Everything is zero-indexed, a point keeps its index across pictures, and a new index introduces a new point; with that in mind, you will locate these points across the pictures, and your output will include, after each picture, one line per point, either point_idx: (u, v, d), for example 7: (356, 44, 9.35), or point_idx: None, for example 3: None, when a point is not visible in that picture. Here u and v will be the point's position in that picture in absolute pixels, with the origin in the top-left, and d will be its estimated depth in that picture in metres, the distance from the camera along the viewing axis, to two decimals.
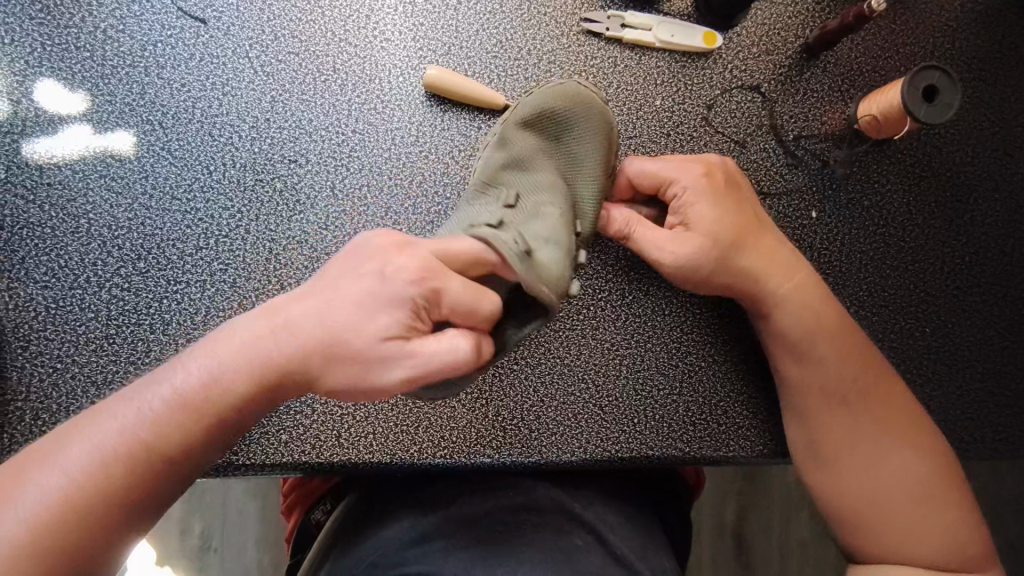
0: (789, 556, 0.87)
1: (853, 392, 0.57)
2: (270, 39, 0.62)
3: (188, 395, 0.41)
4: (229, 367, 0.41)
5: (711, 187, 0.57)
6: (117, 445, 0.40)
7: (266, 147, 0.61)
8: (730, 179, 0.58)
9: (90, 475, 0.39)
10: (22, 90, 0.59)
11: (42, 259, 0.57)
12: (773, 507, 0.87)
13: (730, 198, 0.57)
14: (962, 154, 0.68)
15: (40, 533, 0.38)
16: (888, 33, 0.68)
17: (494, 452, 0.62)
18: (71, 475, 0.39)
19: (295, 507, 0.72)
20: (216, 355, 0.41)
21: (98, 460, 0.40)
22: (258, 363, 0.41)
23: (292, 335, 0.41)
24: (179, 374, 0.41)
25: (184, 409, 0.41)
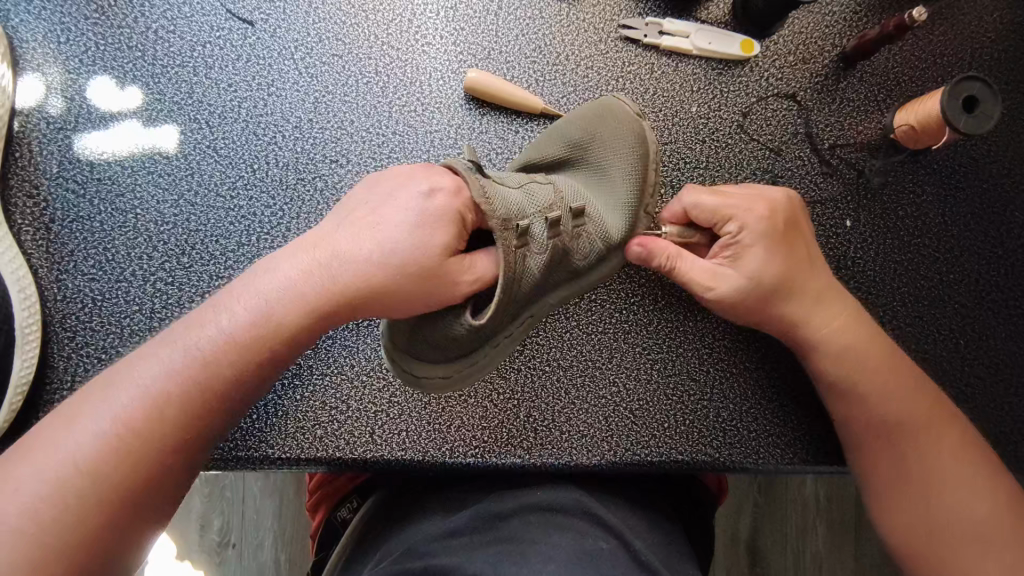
0: (809, 569, 0.86)
1: (903, 433, 0.55)
2: (315, 41, 0.64)
3: (238, 334, 0.44)
4: (274, 304, 0.45)
5: (763, 229, 0.54)
6: (168, 383, 0.43)
7: (309, 147, 0.62)
8: (786, 216, 0.56)
9: (146, 411, 0.42)
10: (76, 88, 0.61)
11: (91, 252, 0.59)
12: (792, 517, 0.86)
13: (775, 240, 0.54)
14: (998, 165, 0.67)
15: (114, 472, 0.41)
16: (926, 43, 0.68)
17: (524, 452, 0.62)
18: (125, 413, 0.42)
19: (320, 505, 0.73)
20: (260, 295, 0.45)
21: (150, 398, 0.42)
22: (308, 294, 0.45)
23: (334, 270, 0.45)
24: (226, 316, 0.45)
25: (237, 347, 0.44)
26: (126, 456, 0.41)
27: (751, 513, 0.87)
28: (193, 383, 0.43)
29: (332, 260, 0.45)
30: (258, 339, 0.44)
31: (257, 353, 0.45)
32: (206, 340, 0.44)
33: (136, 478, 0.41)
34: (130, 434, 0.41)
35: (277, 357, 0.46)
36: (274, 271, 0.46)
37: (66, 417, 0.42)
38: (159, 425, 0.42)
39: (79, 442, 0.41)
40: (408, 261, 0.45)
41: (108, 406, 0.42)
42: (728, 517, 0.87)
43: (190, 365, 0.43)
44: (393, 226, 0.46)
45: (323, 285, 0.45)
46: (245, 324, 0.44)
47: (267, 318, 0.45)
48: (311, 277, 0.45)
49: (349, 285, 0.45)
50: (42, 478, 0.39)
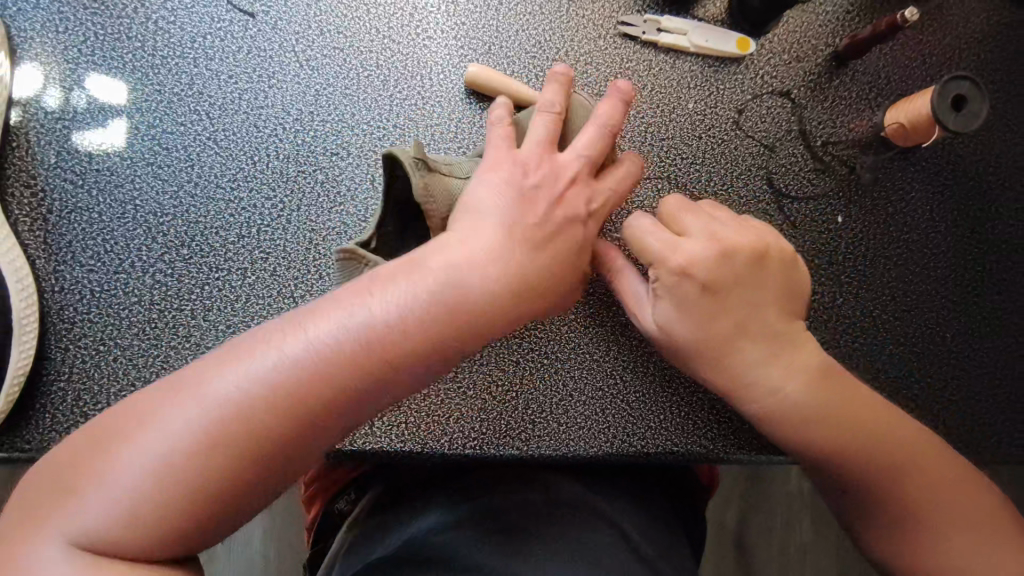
0: (778, 548, 1.02)
1: (871, 450, 0.54)
2: (316, 34, 0.64)
3: (367, 341, 0.42)
4: (391, 306, 0.43)
5: (698, 275, 0.53)
6: (289, 383, 0.41)
7: (310, 139, 0.62)
8: (739, 261, 0.54)
9: (269, 407, 0.40)
10: (74, 78, 0.61)
11: (89, 243, 0.59)
12: (766, 504, 1.02)
13: (711, 288, 0.53)
14: (985, 164, 0.69)
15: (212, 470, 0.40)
16: (916, 43, 0.69)
17: (522, 444, 0.63)
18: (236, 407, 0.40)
19: (316, 498, 0.75)
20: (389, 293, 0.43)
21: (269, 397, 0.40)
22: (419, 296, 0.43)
23: (456, 272, 0.45)
24: (343, 312, 0.43)
25: (368, 355, 0.42)
26: (231, 457, 0.40)
27: (738, 504, 1.02)
28: (308, 386, 0.41)
29: (442, 275, 0.45)
30: (369, 347, 0.42)
31: (376, 366, 0.42)
32: (316, 338, 0.42)
33: (222, 483, 0.40)
34: (220, 443, 0.40)
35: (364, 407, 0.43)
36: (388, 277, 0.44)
37: (170, 393, 0.41)
38: (275, 433, 0.40)
39: (174, 431, 0.40)
40: (479, 297, 0.45)
41: (206, 409, 0.40)
42: (718, 509, 1.02)
43: (307, 366, 0.41)
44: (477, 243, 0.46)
45: (414, 309, 0.43)
46: (359, 326, 0.42)
47: (394, 321, 0.43)
48: (426, 289, 0.44)
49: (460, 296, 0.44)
50: (139, 460, 0.39)
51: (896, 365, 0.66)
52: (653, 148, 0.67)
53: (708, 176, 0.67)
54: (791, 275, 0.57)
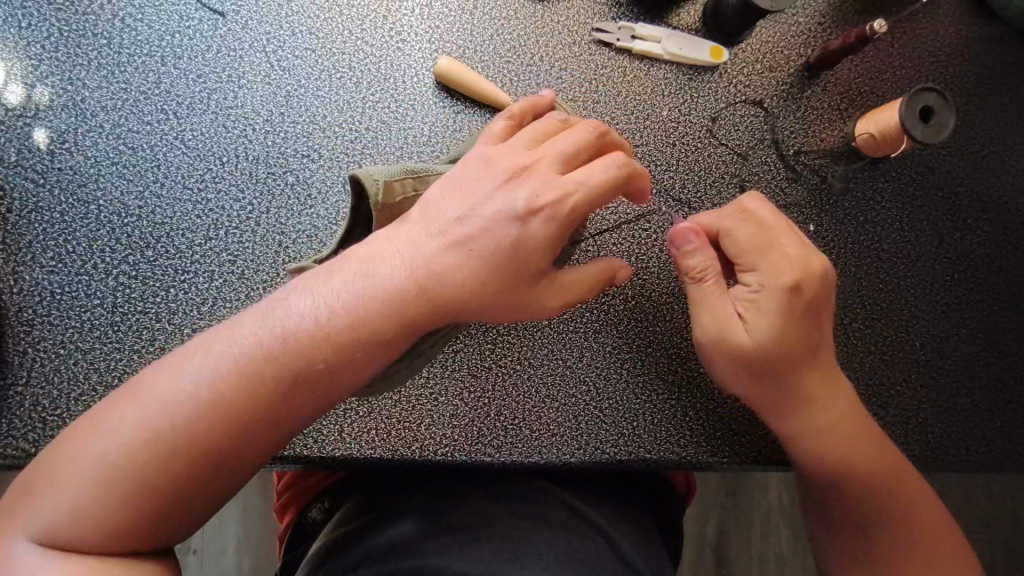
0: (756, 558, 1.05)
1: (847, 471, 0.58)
2: (288, 34, 0.63)
3: (286, 344, 0.46)
4: (314, 312, 0.47)
5: (768, 292, 0.55)
6: (221, 391, 0.45)
7: (280, 141, 0.61)
8: (826, 288, 0.56)
9: (202, 415, 0.45)
10: (36, 75, 0.59)
11: (50, 243, 0.57)
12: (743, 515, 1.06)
13: (784, 299, 0.54)
14: (953, 174, 0.71)
15: (148, 473, 0.44)
16: (887, 55, 0.70)
17: (494, 451, 0.62)
18: (171, 416, 0.45)
19: (289, 507, 0.74)
20: (314, 297, 0.48)
21: (200, 406, 0.45)
22: (341, 299, 0.47)
23: (377, 274, 0.48)
24: (270, 321, 0.47)
25: (294, 360, 0.46)
26: (166, 461, 0.44)
27: (717, 516, 1.06)
28: (238, 386, 0.45)
29: (361, 280, 0.48)
30: (287, 347, 0.46)
31: (305, 367, 0.46)
32: (241, 344, 0.46)
33: (166, 486, 0.44)
34: (154, 447, 0.44)
35: (300, 403, 0.47)
36: (310, 286, 0.48)
37: (108, 412, 0.46)
38: (212, 432, 0.45)
39: (112, 443, 0.44)
40: (403, 298, 0.48)
41: (145, 412, 0.45)
42: (698, 521, 1.06)
43: (233, 369, 0.46)
44: (406, 245, 0.50)
45: (331, 314, 0.47)
46: (277, 332, 0.47)
47: (317, 325, 0.47)
48: (349, 296, 0.47)
49: (387, 289, 0.48)
50: (84, 471, 0.44)
51: (867, 372, 0.66)
52: None
53: (681, 183, 0.67)
54: (783, 246, 0.56)
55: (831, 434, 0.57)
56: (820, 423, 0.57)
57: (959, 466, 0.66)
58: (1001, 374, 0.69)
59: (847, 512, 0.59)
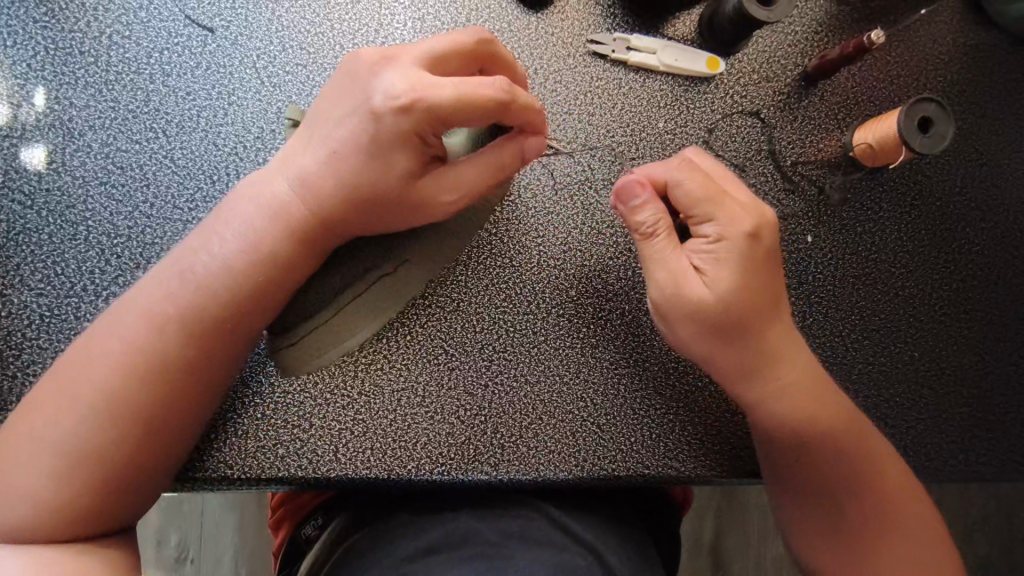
0: (753, 561, 1.05)
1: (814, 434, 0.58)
2: (278, 49, 0.62)
3: (197, 290, 0.52)
4: (220, 259, 0.52)
5: (734, 246, 0.55)
6: (146, 345, 0.50)
7: (271, 158, 0.60)
8: (771, 236, 0.57)
9: (131, 368, 0.50)
10: (22, 94, 0.58)
11: (38, 266, 0.56)
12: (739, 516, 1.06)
13: (748, 250, 0.55)
14: (951, 183, 0.70)
15: (97, 431, 0.49)
16: (884, 64, 0.70)
17: (492, 469, 0.61)
18: (104, 377, 0.49)
19: (284, 522, 0.73)
20: (215, 248, 0.52)
21: (129, 361, 0.50)
22: (245, 245, 0.53)
23: (274, 211, 0.53)
24: (178, 277, 0.52)
25: (208, 305, 0.52)
26: (110, 416, 0.49)
27: (713, 518, 1.06)
28: (162, 338, 0.51)
29: (250, 221, 0.53)
30: (201, 294, 0.52)
31: (222, 308, 0.52)
32: (149, 304, 0.51)
33: (113, 441, 0.49)
34: (95, 408, 0.49)
35: (223, 343, 0.52)
36: (207, 240, 0.53)
37: (48, 389, 0.50)
38: (146, 383, 0.50)
39: (60, 416, 0.49)
40: (295, 225, 0.53)
41: (79, 382, 0.50)
42: (695, 523, 1.06)
43: (150, 325, 0.51)
44: (289, 173, 0.54)
45: (233, 256, 0.52)
46: (180, 285, 0.51)
47: (224, 269, 0.52)
48: (248, 237, 0.53)
49: (291, 220, 0.53)
50: (37, 445, 0.49)
51: (867, 385, 0.66)
52: (624, 168, 0.66)
53: None
54: (734, 197, 0.56)
55: (795, 392, 0.58)
56: (787, 379, 0.58)
57: (959, 477, 0.66)
58: (1000, 384, 0.68)
59: (818, 481, 0.59)
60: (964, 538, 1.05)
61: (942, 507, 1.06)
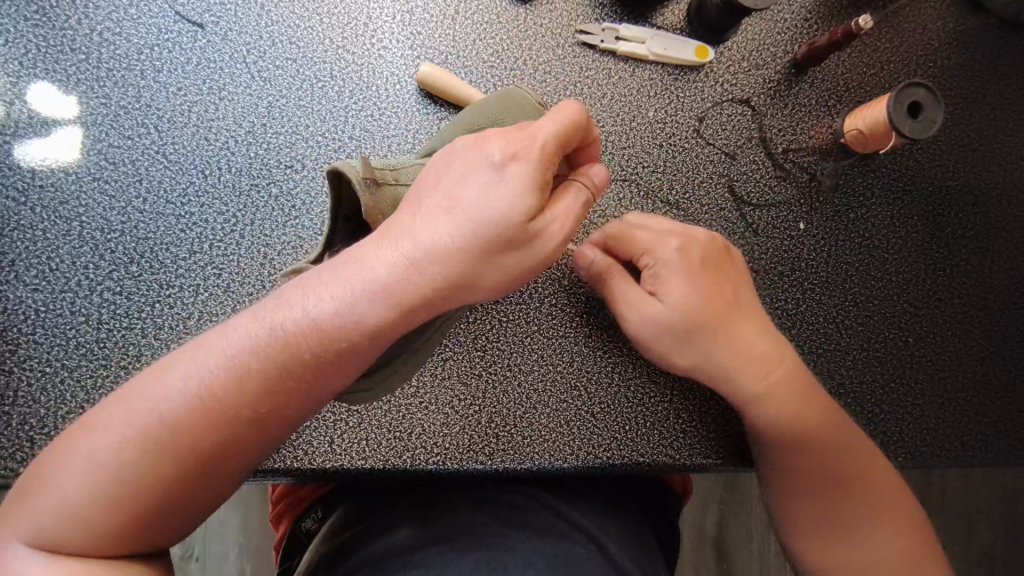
0: (756, 551, 1.06)
1: (801, 455, 0.57)
2: (268, 44, 0.63)
3: (290, 342, 0.44)
4: (320, 311, 0.44)
5: (684, 265, 0.58)
6: (225, 392, 0.43)
7: (262, 152, 0.61)
8: (711, 256, 0.59)
9: (203, 416, 0.43)
10: (14, 92, 0.59)
11: (33, 261, 0.57)
12: (742, 506, 1.06)
13: (692, 270, 0.58)
14: (943, 169, 0.70)
15: (152, 479, 0.42)
16: (873, 50, 0.70)
17: (486, 458, 0.62)
18: (174, 418, 0.42)
19: (283, 515, 0.74)
20: (324, 292, 0.44)
21: (202, 406, 0.43)
22: (348, 301, 0.44)
23: (381, 274, 0.44)
24: (280, 317, 0.44)
25: (297, 362, 0.44)
26: (167, 463, 0.42)
27: (716, 509, 1.06)
28: (240, 387, 0.43)
29: (364, 291, 0.44)
30: (291, 347, 0.44)
31: (308, 369, 0.44)
32: (232, 349, 0.44)
33: (167, 488, 0.43)
34: (155, 450, 0.42)
35: (301, 406, 0.45)
36: (310, 290, 0.44)
37: (116, 409, 0.43)
38: (210, 435, 0.43)
39: (114, 447, 0.42)
40: (414, 302, 0.44)
41: (142, 415, 0.42)
42: (697, 513, 1.06)
43: (229, 376, 0.43)
44: (410, 245, 0.44)
45: (344, 308, 0.44)
46: (269, 334, 0.44)
47: (328, 321, 0.44)
48: (346, 299, 0.44)
49: (400, 288, 0.44)
50: (86, 474, 0.42)
51: (860, 369, 0.66)
52: (614, 158, 0.66)
53: (670, 184, 0.67)
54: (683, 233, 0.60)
55: (785, 394, 0.57)
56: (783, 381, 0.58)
57: (956, 462, 0.66)
58: (995, 368, 0.68)
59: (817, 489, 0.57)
60: (967, 525, 1.05)
61: (944, 494, 1.06)
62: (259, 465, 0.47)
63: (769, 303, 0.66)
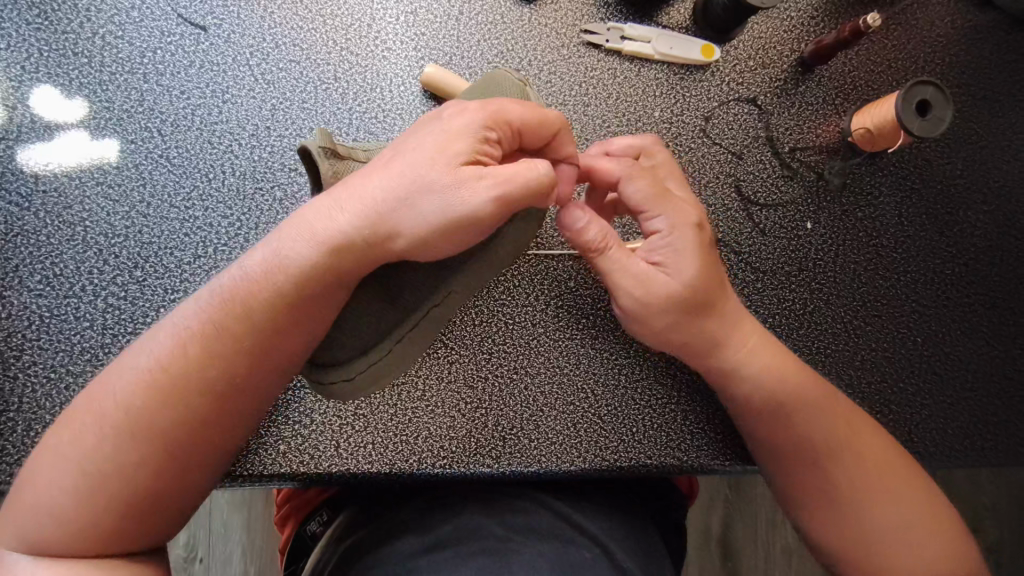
0: (762, 551, 1.05)
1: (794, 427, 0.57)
2: (271, 46, 0.62)
3: (232, 304, 0.46)
4: (255, 271, 0.46)
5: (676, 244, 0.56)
6: (176, 360, 0.45)
7: (266, 155, 0.60)
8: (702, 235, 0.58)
9: (159, 385, 0.44)
10: (17, 97, 0.59)
11: (37, 267, 0.57)
12: (747, 506, 1.06)
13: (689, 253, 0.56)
14: (952, 167, 0.70)
15: (120, 453, 0.44)
16: (880, 48, 0.69)
17: (493, 461, 0.61)
18: (129, 391, 0.44)
19: (289, 519, 0.73)
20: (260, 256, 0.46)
21: (156, 376, 0.45)
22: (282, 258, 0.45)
23: (321, 231, 0.45)
24: (217, 286, 0.46)
25: (239, 320, 0.45)
26: (130, 435, 0.44)
27: (722, 509, 1.05)
28: (191, 354, 0.45)
29: (293, 238, 0.45)
30: (235, 308, 0.45)
31: (257, 327, 0.45)
32: (178, 321, 0.46)
33: (136, 461, 0.44)
34: (118, 424, 0.44)
35: (254, 365, 0.46)
36: (245, 257, 0.47)
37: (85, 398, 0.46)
38: (169, 403, 0.44)
39: (83, 431, 0.44)
40: (343, 245, 0.44)
41: (102, 395, 0.45)
42: (703, 514, 1.05)
43: (177, 344, 0.45)
44: (348, 197, 0.45)
45: (275, 266, 0.45)
46: (209, 299, 0.46)
47: (263, 279, 0.45)
48: (278, 255, 0.46)
49: (340, 242, 0.44)
50: (61, 461, 0.44)
51: (869, 370, 0.65)
52: None
53: None
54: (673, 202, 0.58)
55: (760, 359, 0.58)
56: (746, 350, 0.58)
57: (966, 462, 0.65)
58: (1004, 368, 0.68)
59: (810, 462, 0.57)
60: (975, 523, 1.05)
61: (952, 492, 1.06)
62: (232, 435, 0.48)
63: (778, 303, 0.65)
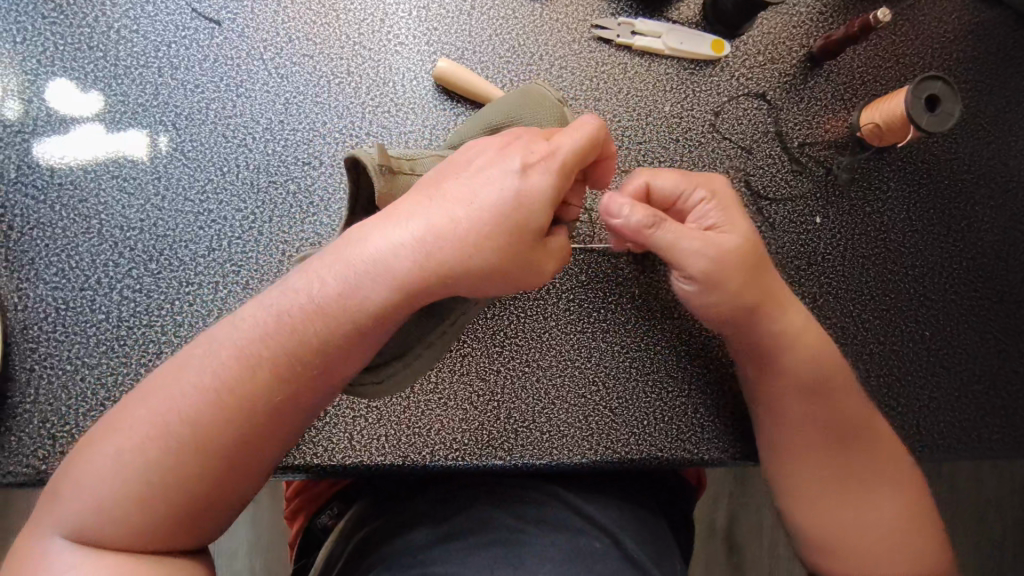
0: (766, 545, 1.06)
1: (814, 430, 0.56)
2: (285, 41, 0.62)
3: (298, 329, 0.44)
4: (327, 294, 0.44)
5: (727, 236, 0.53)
6: (239, 383, 0.43)
7: (280, 149, 0.61)
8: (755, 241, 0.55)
9: (218, 407, 0.43)
10: (32, 90, 0.59)
11: (53, 259, 0.57)
12: (752, 500, 1.06)
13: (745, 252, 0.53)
14: (959, 162, 0.70)
15: (174, 472, 0.42)
16: (889, 43, 0.70)
17: (505, 453, 0.62)
18: (190, 411, 0.43)
19: (299, 512, 0.74)
20: (327, 279, 0.45)
21: (217, 398, 0.43)
22: (351, 284, 0.44)
23: (391, 263, 0.44)
24: (283, 305, 0.45)
25: (305, 347, 0.44)
26: (187, 456, 0.42)
27: (727, 504, 1.06)
28: (252, 378, 0.44)
29: (360, 268, 0.44)
30: (301, 332, 0.44)
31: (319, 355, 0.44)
32: (240, 340, 0.44)
33: (189, 480, 0.43)
34: (175, 444, 0.42)
35: (312, 393, 0.45)
36: (313, 277, 0.45)
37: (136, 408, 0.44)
38: (228, 428, 0.43)
39: (137, 445, 0.42)
40: (405, 283, 0.44)
41: (159, 412, 0.43)
42: (707, 508, 1.06)
43: (239, 365, 0.44)
44: (420, 225, 0.44)
45: (347, 292, 0.44)
46: (275, 319, 0.44)
47: (331, 307, 0.44)
48: (350, 281, 0.44)
49: (405, 273, 0.44)
50: (109, 471, 0.42)
51: (878, 363, 0.66)
52: (630, 153, 0.66)
53: None
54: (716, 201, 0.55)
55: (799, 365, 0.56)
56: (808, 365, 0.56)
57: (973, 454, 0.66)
58: (1012, 361, 0.68)
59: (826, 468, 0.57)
60: (978, 517, 1.05)
61: (955, 486, 1.06)
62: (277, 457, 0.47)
63: None
